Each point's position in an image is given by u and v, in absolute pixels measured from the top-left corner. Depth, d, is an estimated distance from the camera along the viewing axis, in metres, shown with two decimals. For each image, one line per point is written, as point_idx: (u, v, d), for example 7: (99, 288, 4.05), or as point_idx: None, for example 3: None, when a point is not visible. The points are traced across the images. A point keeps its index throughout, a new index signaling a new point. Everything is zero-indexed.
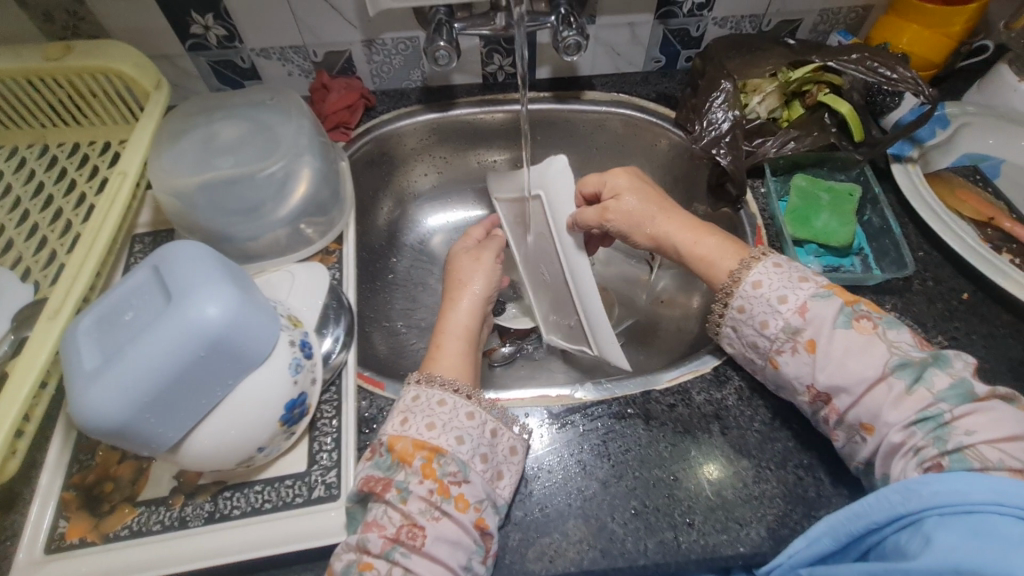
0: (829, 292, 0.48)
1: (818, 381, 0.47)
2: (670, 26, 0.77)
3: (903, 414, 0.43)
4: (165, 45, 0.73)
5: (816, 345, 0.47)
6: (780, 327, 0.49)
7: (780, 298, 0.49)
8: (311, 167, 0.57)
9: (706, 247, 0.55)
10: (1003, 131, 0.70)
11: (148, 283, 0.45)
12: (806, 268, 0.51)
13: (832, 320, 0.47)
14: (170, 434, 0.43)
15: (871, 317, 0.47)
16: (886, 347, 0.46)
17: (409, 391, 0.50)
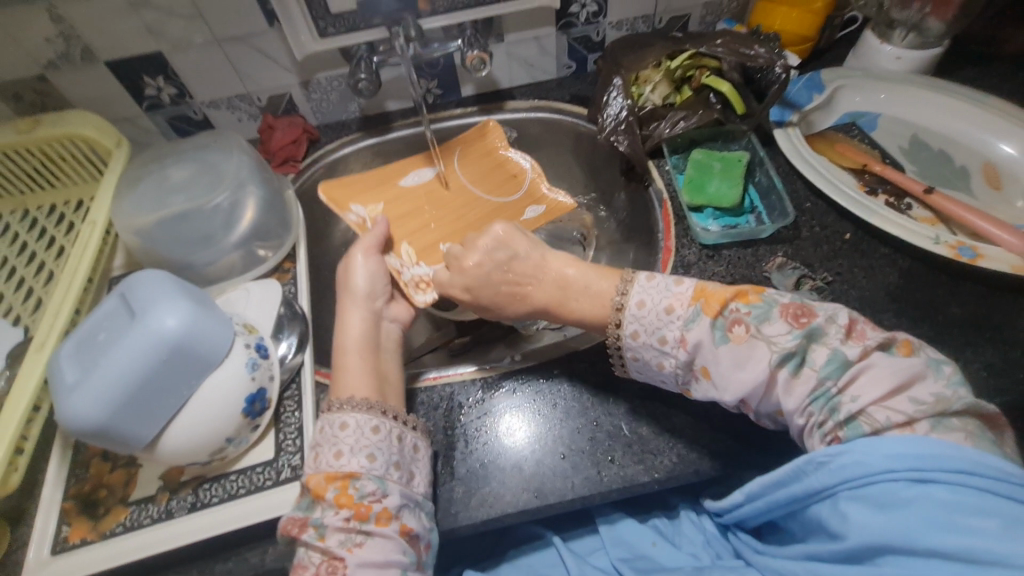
0: (696, 311, 0.50)
1: (728, 398, 0.48)
2: (572, 35, 0.86)
3: (797, 400, 0.46)
4: (124, 108, 0.82)
5: (709, 371, 0.49)
6: (673, 364, 0.51)
7: (659, 339, 0.51)
8: (256, 196, 0.65)
9: (569, 278, 0.58)
10: (870, 89, 0.77)
11: (116, 308, 0.53)
12: (667, 287, 0.52)
13: (709, 339, 0.48)
14: (146, 432, 0.50)
15: (741, 319, 0.48)
16: (765, 348, 0.47)
17: (319, 421, 0.53)
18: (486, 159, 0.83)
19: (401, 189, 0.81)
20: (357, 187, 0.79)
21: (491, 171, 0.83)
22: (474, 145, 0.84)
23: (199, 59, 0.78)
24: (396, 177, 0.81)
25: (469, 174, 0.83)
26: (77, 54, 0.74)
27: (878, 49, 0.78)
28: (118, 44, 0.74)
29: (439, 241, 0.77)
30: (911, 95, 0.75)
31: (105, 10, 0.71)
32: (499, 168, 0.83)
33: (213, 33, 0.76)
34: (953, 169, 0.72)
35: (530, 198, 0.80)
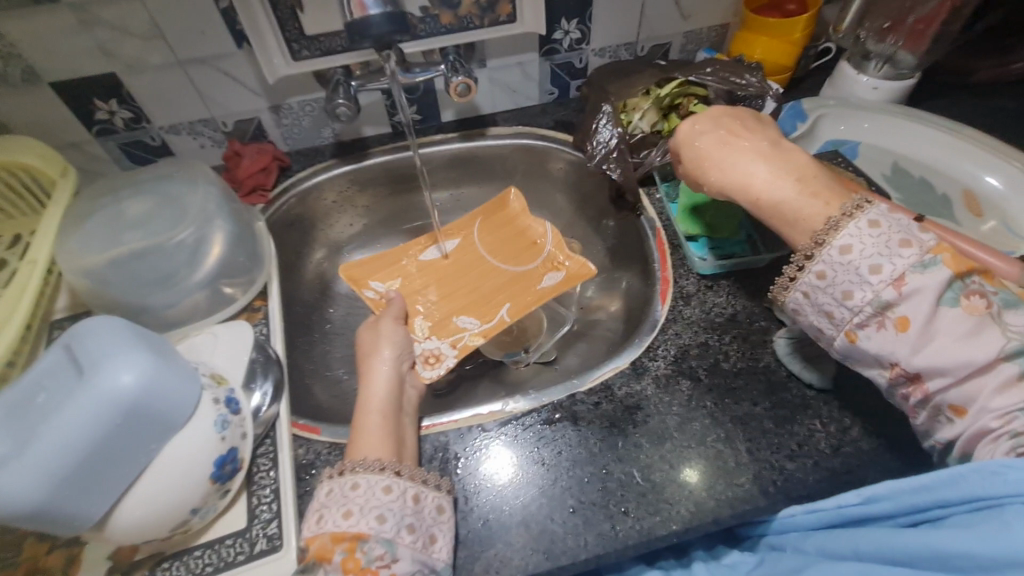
0: (936, 261, 0.41)
1: (905, 360, 0.41)
2: (555, 61, 0.84)
3: (1010, 401, 0.38)
4: (70, 134, 0.75)
5: (910, 324, 0.41)
6: (866, 301, 0.42)
7: (871, 268, 0.42)
8: (224, 231, 0.59)
9: (784, 199, 0.47)
10: (851, 118, 0.78)
11: (60, 364, 0.46)
12: (908, 225, 0.43)
13: (935, 292, 0.40)
14: (95, 508, 0.43)
15: (983, 291, 0.40)
16: (996, 329, 0.39)
17: (324, 485, 0.48)
18: (506, 227, 0.79)
19: (423, 265, 0.77)
20: (375, 266, 0.75)
21: (510, 237, 0.78)
22: (495, 215, 0.80)
23: (158, 81, 0.72)
24: (416, 253, 0.77)
25: (488, 240, 0.78)
26: (17, 75, 0.67)
27: (854, 79, 0.79)
28: (65, 65, 0.68)
29: (456, 314, 0.71)
30: (889, 124, 0.77)
31: (51, 28, 0.64)
32: (518, 237, 0.78)
33: (175, 54, 0.70)
34: (936, 195, 0.73)
35: (549, 265, 0.74)
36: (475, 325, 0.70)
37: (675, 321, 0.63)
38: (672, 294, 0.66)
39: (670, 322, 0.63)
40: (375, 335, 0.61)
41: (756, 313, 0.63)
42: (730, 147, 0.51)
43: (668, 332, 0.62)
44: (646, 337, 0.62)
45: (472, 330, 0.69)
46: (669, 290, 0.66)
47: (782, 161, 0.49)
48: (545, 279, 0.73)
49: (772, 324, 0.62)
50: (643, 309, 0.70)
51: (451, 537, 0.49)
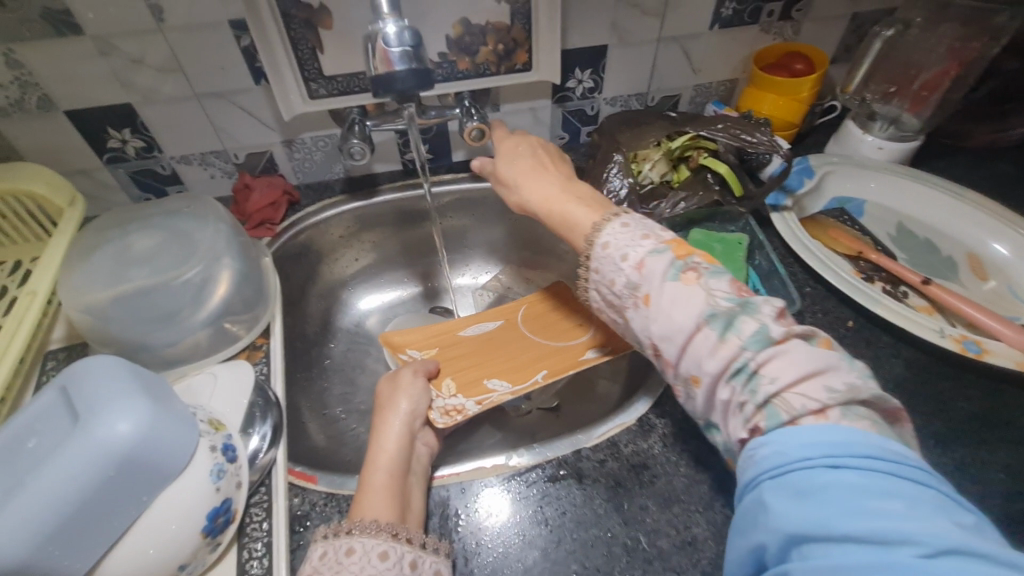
0: (666, 247, 0.46)
1: (654, 334, 0.44)
2: (567, 108, 0.85)
3: (719, 362, 0.40)
4: (81, 160, 0.74)
5: (650, 299, 0.44)
6: (623, 284, 0.47)
7: (621, 257, 0.47)
8: (231, 269, 0.59)
9: (568, 208, 0.54)
10: (860, 176, 0.79)
11: (56, 406, 0.44)
12: (650, 225, 0.49)
13: (663, 272, 0.44)
14: (80, 563, 0.40)
15: (697, 268, 0.44)
16: (703, 298, 0.42)
17: (318, 548, 0.45)
18: (551, 313, 0.78)
19: (459, 337, 0.76)
20: (415, 334, 0.76)
21: (555, 322, 0.77)
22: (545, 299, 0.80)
23: (173, 113, 0.73)
24: (455, 329, 0.77)
25: (533, 322, 0.78)
26: (33, 102, 0.67)
27: (859, 138, 0.81)
28: (82, 94, 0.68)
29: (485, 378, 0.69)
30: (894, 185, 0.78)
31: (71, 58, 0.65)
32: (563, 321, 0.77)
33: (192, 87, 0.71)
34: (942, 257, 0.73)
35: (589, 340, 0.72)
36: (507, 386, 0.68)
37: None
38: None
39: None
40: (393, 386, 0.60)
41: None
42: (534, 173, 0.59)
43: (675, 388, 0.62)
44: (653, 392, 0.61)
45: (501, 391, 0.67)
46: None
47: (569, 185, 0.57)
48: (583, 353, 0.70)
49: None
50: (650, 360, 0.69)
51: None
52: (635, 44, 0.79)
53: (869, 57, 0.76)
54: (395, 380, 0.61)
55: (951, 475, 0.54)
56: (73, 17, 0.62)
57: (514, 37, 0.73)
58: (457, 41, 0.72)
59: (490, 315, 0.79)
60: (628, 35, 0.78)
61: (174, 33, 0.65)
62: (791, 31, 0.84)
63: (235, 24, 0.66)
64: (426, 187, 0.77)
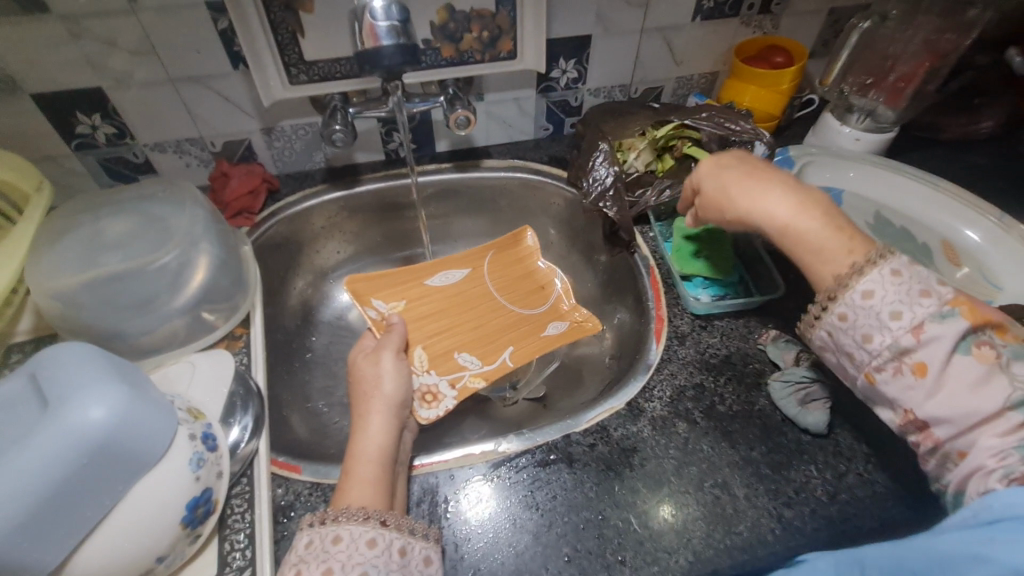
0: (954, 312, 0.40)
1: (920, 407, 0.40)
2: (551, 98, 0.85)
3: (1003, 441, 0.36)
4: (48, 146, 0.71)
5: (926, 371, 0.40)
6: (884, 345, 0.42)
7: (885, 316, 0.42)
8: (209, 255, 0.57)
9: (808, 227, 0.47)
10: (839, 166, 0.81)
11: (25, 393, 0.42)
12: (927, 278, 0.42)
13: (951, 344, 0.39)
14: (49, 556, 0.38)
15: (991, 342, 0.39)
16: (1004, 381, 0.37)
17: (302, 537, 0.44)
18: (517, 266, 0.79)
19: (428, 288, 0.74)
20: (384, 282, 0.73)
21: (521, 279, 0.78)
22: (509, 249, 0.80)
23: (145, 98, 0.70)
24: (424, 275, 0.75)
25: (497, 277, 0.78)
26: None
27: (837, 130, 0.82)
28: (48, 76, 0.65)
29: (456, 350, 0.68)
30: (873, 174, 0.80)
31: (37, 39, 0.62)
32: (529, 278, 0.79)
33: (167, 71, 0.68)
34: (917, 244, 0.75)
35: (553, 314, 0.75)
36: (477, 365, 0.67)
37: (670, 361, 0.63)
38: (667, 332, 0.65)
39: (665, 362, 0.63)
40: (375, 369, 0.58)
41: (750, 356, 0.63)
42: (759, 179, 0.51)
43: (664, 372, 0.62)
44: (642, 376, 0.61)
45: (472, 369, 0.67)
46: (664, 329, 0.66)
47: (805, 191, 0.49)
48: (548, 327, 0.73)
49: (767, 367, 0.62)
50: (636, 345, 0.69)
51: None
52: (619, 34, 0.80)
53: (845, 51, 0.79)
54: (376, 361, 0.59)
55: None
56: None
57: (498, 24, 0.73)
58: (442, 28, 0.71)
59: (456, 261, 0.77)
60: (612, 25, 0.78)
61: (147, 14, 0.63)
62: (771, 24, 0.85)
63: (212, 5, 0.64)
64: (410, 176, 0.76)
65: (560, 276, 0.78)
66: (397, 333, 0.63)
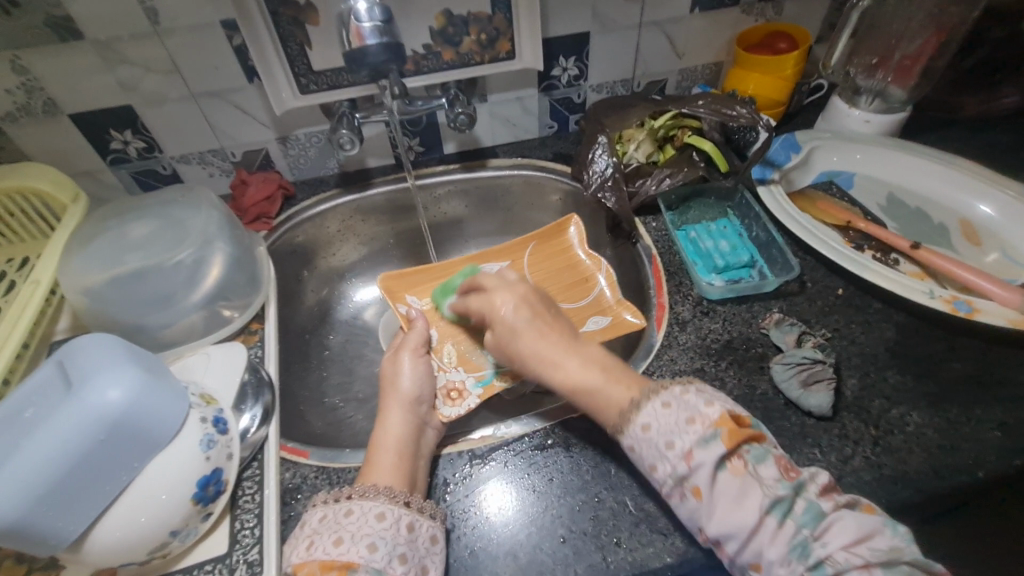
0: (715, 436, 0.41)
1: (707, 528, 0.40)
2: (554, 97, 0.87)
3: (779, 550, 0.38)
4: (86, 162, 0.78)
5: (700, 493, 0.40)
6: (667, 473, 0.42)
7: (666, 444, 0.42)
8: (224, 253, 0.61)
9: (592, 383, 0.49)
10: (844, 150, 0.79)
11: (52, 378, 0.46)
12: (696, 403, 0.43)
13: (714, 466, 0.40)
14: (73, 526, 0.42)
15: (741, 454, 0.41)
16: (758, 490, 0.40)
17: (316, 513, 0.47)
18: (559, 256, 0.79)
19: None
20: (418, 278, 0.77)
21: (564, 270, 0.78)
22: (551, 240, 0.80)
23: (170, 113, 0.76)
24: (461, 268, 0.79)
25: (538, 267, 0.79)
26: (39, 106, 0.71)
27: (846, 112, 0.81)
28: (84, 98, 0.71)
29: (485, 347, 0.69)
30: (885, 157, 0.78)
31: (73, 64, 0.68)
32: (573, 271, 0.77)
33: (189, 87, 0.74)
34: (933, 225, 0.73)
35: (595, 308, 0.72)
36: (503, 363, 0.67)
37: (670, 347, 0.63)
38: (667, 319, 0.66)
39: (665, 347, 0.63)
40: (395, 366, 0.62)
41: (753, 340, 0.62)
42: (544, 337, 0.54)
43: (664, 358, 0.62)
44: (641, 362, 0.62)
45: (502, 366, 0.66)
46: (665, 316, 0.66)
47: (581, 350, 0.53)
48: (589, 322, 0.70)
49: (770, 352, 0.61)
50: (639, 333, 0.69)
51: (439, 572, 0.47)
52: (617, 30, 0.81)
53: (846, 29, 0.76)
54: (397, 358, 0.63)
55: (944, 434, 0.54)
56: (73, 23, 0.65)
57: (495, 27, 0.75)
58: (441, 33, 0.74)
59: (493, 255, 0.79)
60: (609, 21, 0.79)
61: (168, 36, 0.68)
62: (773, 11, 0.84)
63: (226, 24, 0.68)
64: (416, 178, 0.79)
65: (604, 268, 0.75)
66: (421, 329, 0.66)
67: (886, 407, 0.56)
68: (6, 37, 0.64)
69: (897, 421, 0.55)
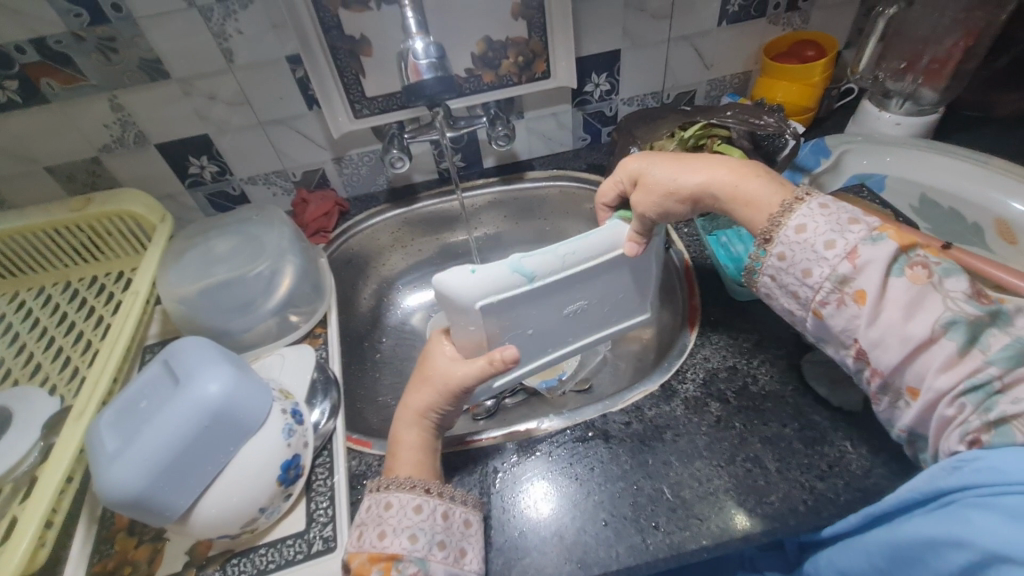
0: (884, 238, 0.42)
1: (864, 336, 0.42)
2: (587, 111, 0.92)
3: (951, 381, 0.38)
4: (168, 187, 0.88)
5: (864, 299, 0.41)
6: (824, 276, 0.44)
7: (825, 245, 0.44)
8: (294, 264, 0.69)
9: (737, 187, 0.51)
10: (874, 153, 0.81)
11: (160, 375, 0.54)
12: (848, 217, 0.45)
13: (887, 268, 0.41)
14: (181, 501, 0.49)
15: (926, 264, 0.41)
16: (939, 301, 0.39)
17: (365, 502, 0.52)
18: None
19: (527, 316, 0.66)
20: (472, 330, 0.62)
21: None
22: None
23: (240, 139, 0.84)
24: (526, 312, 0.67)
25: None
26: (131, 138, 0.80)
27: (877, 116, 0.84)
28: (168, 129, 0.81)
29: None
30: (918, 158, 0.79)
31: (160, 100, 0.77)
32: None
33: (257, 116, 0.82)
34: (965, 224, 0.75)
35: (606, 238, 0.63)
36: None
37: (703, 346, 0.66)
38: (700, 320, 0.69)
39: (698, 347, 0.66)
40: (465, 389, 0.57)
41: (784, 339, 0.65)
42: (679, 162, 0.56)
43: (697, 356, 0.65)
44: (675, 360, 0.66)
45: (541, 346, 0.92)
46: (698, 317, 0.70)
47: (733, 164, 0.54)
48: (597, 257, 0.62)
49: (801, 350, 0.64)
50: (673, 332, 0.72)
51: (481, 550, 0.52)
52: (647, 46, 0.85)
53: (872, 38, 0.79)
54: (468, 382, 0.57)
55: None
56: (162, 64, 0.74)
57: (532, 49, 0.81)
58: (482, 57, 0.80)
59: None
60: (639, 38, 0.83)
61: (241, 71, 0.76)
62: (800, 21, 0.87)
63: (291, 58, 0.76)
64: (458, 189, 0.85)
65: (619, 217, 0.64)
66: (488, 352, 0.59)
67: None
68: (107, 80, 0.73)
69: None
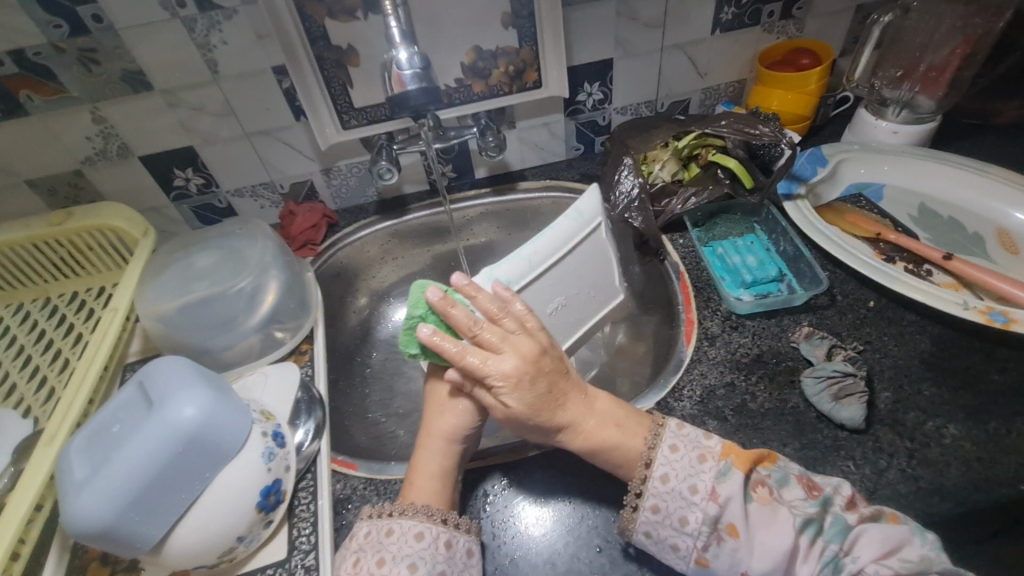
0: (729, 467, 0.47)
1: (751, 567, 0.45)
2: (580, 120, 0.90)
3: (811, 566, 0.43)
4: (153, 199, 0.86)
5: (734, 532, 0.45)
6: (699, 520, 0.46)
7: (690, 488, 0.47)
8: (278, 279, 0.67)
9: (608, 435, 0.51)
10: (872, 161, 0.80)
11: (134, 398, 0.51)
12: (698, 438, 0.50)
13: (741, 498, 0.46)
14: (154, 532, 0.47)
15: (764, 481, 0.47)
16: (787, 511, 0.45)
17: (361, 528, 0.50)
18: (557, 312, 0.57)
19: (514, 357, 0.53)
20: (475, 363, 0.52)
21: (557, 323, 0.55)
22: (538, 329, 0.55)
23: (227, 151, 0.82)
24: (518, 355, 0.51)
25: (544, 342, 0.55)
26: (114, 150, 0.78)
27: (873, 124, 0.82)
28: (153, 141, 0.79)
29: None
30: (917, 167, 0.78)
31: (143, 112, 0.75)
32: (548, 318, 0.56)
33: (243, 128, 0.80)
34: (966, 234, 0.72)
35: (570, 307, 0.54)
36: None
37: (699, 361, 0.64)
38: (697, 334, 0.67)
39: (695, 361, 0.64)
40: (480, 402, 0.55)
41: (783, 354, 0.63)
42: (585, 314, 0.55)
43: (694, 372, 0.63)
44: (671, 376, 0.64)
45: None
46: (694, 331, 0.68)
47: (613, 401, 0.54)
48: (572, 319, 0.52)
49: (801, 365, 0.62)
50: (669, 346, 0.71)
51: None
52: (640, 55, 0.84)
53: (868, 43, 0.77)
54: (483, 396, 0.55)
55: (983, 446, 0.53)
56: (145, 75, 0.72)
57: (523, 59, 0.79)
58: (471, 67, 0.79)
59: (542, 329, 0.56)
60: (632, 46, 0.82)
61: (226, 83, 0.75)
62: (795, 28, 0.86)
63: (277, 69, 0.75)
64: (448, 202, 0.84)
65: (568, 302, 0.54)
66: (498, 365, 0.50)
67: (922, 419, 0.56)
68: (89, 92, 0.72)
69: (932, 433, 0.55)
